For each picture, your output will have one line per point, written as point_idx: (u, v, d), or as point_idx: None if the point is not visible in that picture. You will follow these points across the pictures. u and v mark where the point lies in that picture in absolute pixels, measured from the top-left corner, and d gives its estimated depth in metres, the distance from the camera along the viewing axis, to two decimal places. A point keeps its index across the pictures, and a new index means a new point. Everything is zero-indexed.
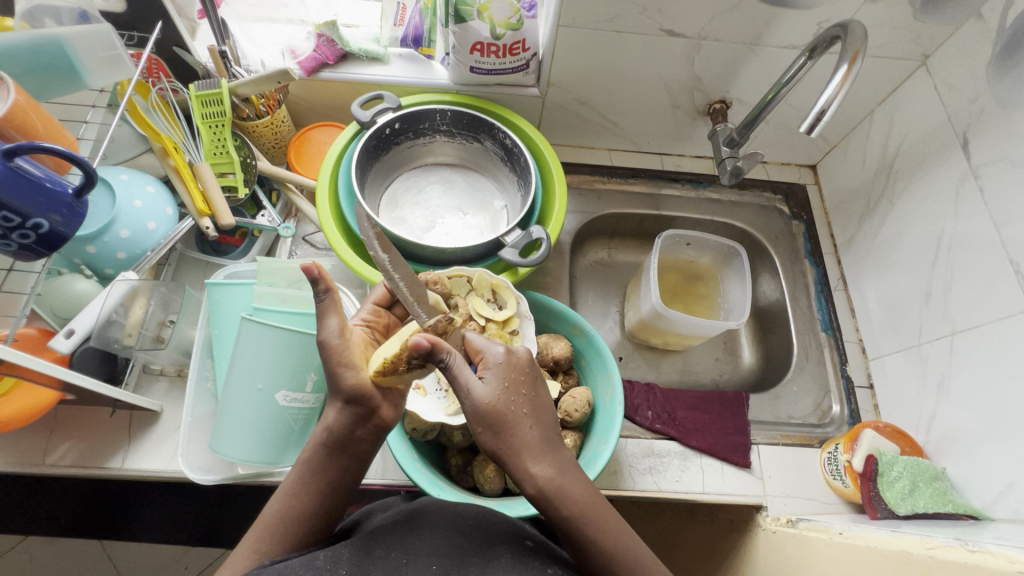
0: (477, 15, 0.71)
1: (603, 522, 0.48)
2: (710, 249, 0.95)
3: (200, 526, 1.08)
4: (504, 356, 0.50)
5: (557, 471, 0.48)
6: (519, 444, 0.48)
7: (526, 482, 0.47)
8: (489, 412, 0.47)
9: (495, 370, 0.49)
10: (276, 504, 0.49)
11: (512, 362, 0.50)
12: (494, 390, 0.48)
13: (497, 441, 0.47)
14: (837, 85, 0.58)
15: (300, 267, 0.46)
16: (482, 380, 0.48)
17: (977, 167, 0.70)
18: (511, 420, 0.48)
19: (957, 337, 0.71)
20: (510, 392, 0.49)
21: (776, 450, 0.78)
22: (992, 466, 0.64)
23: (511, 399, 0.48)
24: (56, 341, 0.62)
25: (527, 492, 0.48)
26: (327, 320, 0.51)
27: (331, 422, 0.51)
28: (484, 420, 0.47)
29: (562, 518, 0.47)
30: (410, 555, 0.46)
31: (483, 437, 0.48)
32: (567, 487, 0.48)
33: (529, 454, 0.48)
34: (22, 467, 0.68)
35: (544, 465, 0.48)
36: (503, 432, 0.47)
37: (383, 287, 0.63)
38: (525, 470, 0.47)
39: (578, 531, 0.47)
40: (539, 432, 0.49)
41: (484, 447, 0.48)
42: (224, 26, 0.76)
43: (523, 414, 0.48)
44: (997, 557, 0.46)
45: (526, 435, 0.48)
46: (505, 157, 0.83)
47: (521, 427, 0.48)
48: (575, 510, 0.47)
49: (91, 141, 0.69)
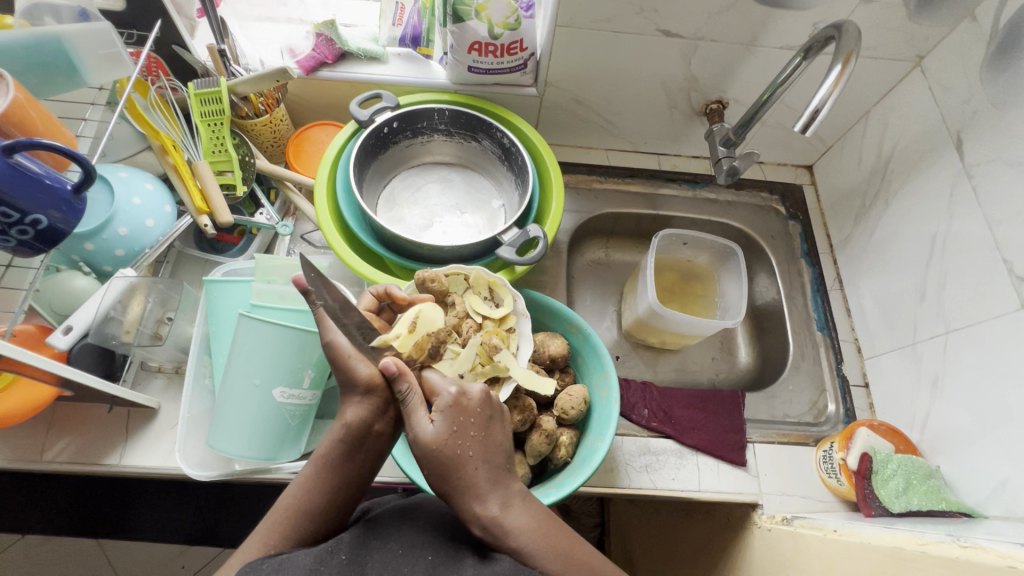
0: (475, 14, 0.72)
1: (554, 545, 0.46)
2: (707, 248, 0.95)
3: (198, 525, 1.08)
4: (452, 400, 0.50)
5: (501, 510, 0.47)
6: (466, 486, 0.47)
7: (472, 522, 0.47)
8: (435, 454, 0.48)
9: (444, 413, 0.50)
10: (289, 498, 0.49)
11: (461, 406, 0.50)
12: (441, 434, 0.48)
13: (445, 482, 0.48)
14: (831, 85, 0.59)
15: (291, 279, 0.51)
16: (432, 423, 0.49)
17: (972, 167, 0.71)
18: (459, 462, 0.48)
19: (951, 336, 0.71)
20: (458, 433, 0.49)
21: (772, 448, 0.78)
22: (987, 464, 0.64)
23: (458, 441, 0.48)
24: (55, 337, 0.61)
25: (475, 533, 0.47)
26: (329, 323, 0.53)
27: (351, 418, 0.50)
28: (431, 462, 0.48)
29: (513, 547, 0.46)
30: (404, 545, 0.46)
31: (431, 478, 0.48)
32: (512, 522, 0.47)
33: (474, 494, 0.47)
34: (18, 463, 0.67)
35: (490, 506, 0.47)
36: (450, 474, 0.48)
37: (370, 294, 0.66)
38: (471, 512, 0.47)
39: (530, 559, 0.46)
40: (487, 473, 0.48)
41: (435, 487, 0.49)
42: (223, 25, 0.77)
43: (471, 456, 0.48)
44: (989, 553, 0.46)
45: (473, 477, 0.48)
46: (502, 157, 0.84)
47: (468, 469, 0.48)
48: (524, 540, 0.46)
49: (90, 138, 0.70)
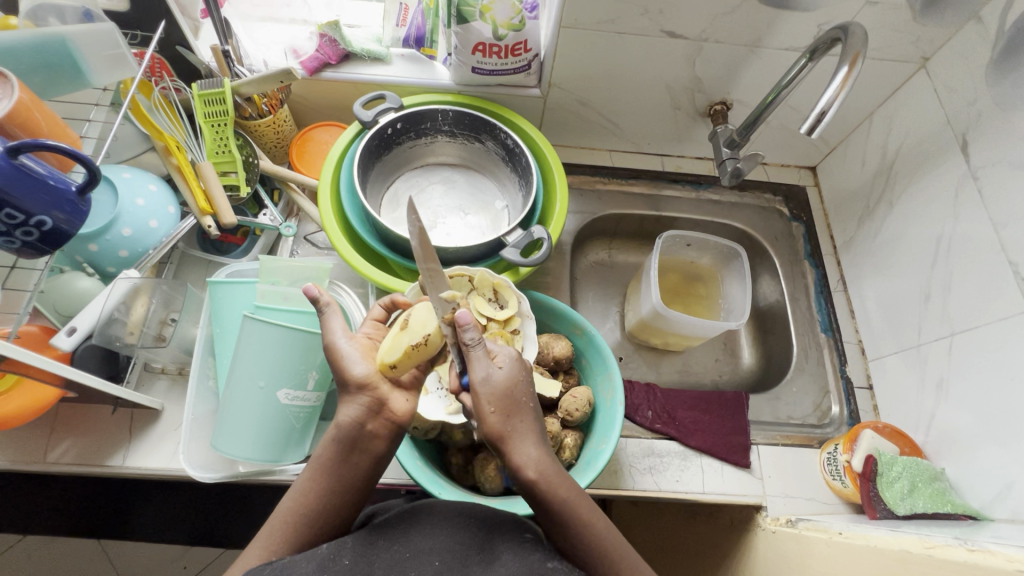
0: (479, 15, 0.72)
1: (590, 509, 0.49)
2: (710, 249, 0.95)
3: (202, 524, 1.08)
4: (516, 355, 0.53)
5: (552, 461, 0.49)
6: (524, 432, 0.49)
7: (528, 465, 0.47)
8: (504, 395, 0.49)
9: (510, 363, 0.51)
10: (288, 503, 0.49)
11: (523, 361, 0.53)
12: (511, 379, 0.50)
13: (504, 423, 0.48)
14: (838, 87, 0.59)
15: (302, 289, 0.55)
16: (500, 368, 0.50)
17: (977, 168, 0.71)
18: (520, 407, 0.50)
19: (956, 338, 0.71)
20: (523, 383, 0.51)
21: (776, 450, 0.78)
22: (992, 466, 0.64)
23: (524, 390, 0.51)
24: (57, 338, 0.61)
25: (526, 478, 0.47)
26: (332, 325, 0.55)
27: (343, 418, 0.50)
28: (498, 401, 0.48)
29: (561, 499, 0.47)
30: (411, 549, 0.46)
31: (490, 417, 0.48)
32: (561, 475, 0.49)
33: (534, 439, 0.49)
34: (21, 465, 0.67)
35: (543, 453, 0.49)
36: (510, 417, 0.49)
37: (381, 305, 0.63)
38: (529, 454, 0.48)
39: (572, 516, 0.48)
40: (539, 424, 0.51)
41: (488, 427, 0.48)
42: (227, 26, 0.76)
43: (529, 406, 0.51)
44: (997, 556, 0.46)
45: (530, 424, 0.50)
46: (506, 157, 0.83)
47: (528, 417, 0.50)
48: (572, 494, 0.48)
49: (94, 139, 0.70)
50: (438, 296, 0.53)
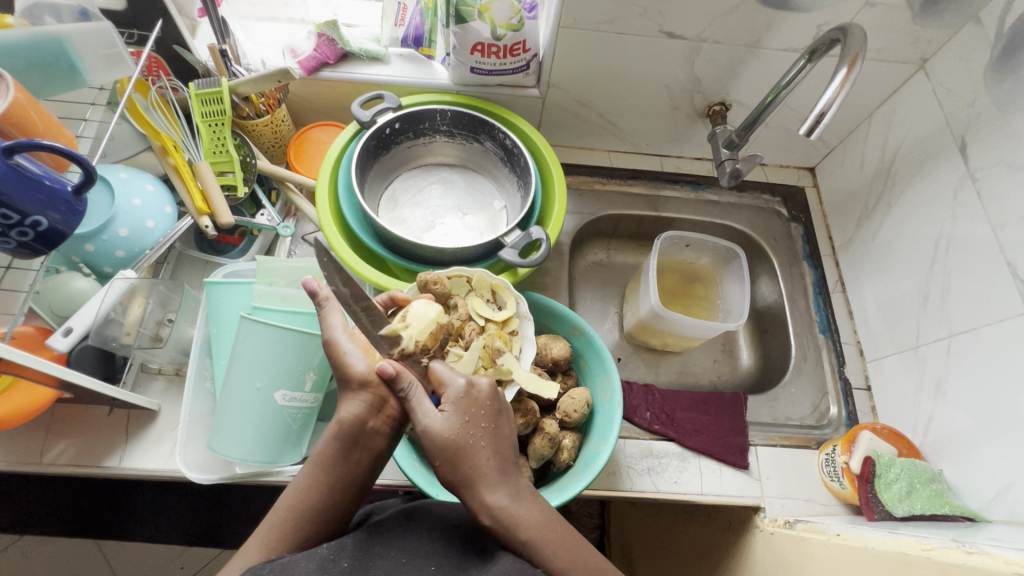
0: (478, 15, 0.72)
1: (562, 545, 0.47)
2: (709, 250, 0.95)
3: (199, 524, 1.08)
4: (463, 391, 0.51)
5: (512, 499, 0.48)
6: (474, 477, 0.48)
7: (482, 512, 0.47)
8: (445, 444, 0.48)
9: (454, 404, 0.50)
10: (288, 499, 0.48)
11: (472, 396, 0.51)
12: (452, 425, 0.49)
13: (454, 472, 0.48)
14: (837, 87, 0.58)
15: (302, 283, 0.54)
16: (442, 414, 0.50)
17: (975, 170, 0.71)
18: (469, 452, 0.48)
19: (954, 340, 0.71)
20: (469, 424, 0.49)
21: (774, 451, 0.78)
22: (990, 467, 0.64)
23: (468, 432, 0.49)
24: (55, 340, 0.61)
25: (484, 524, 0.47)
26: (331, 321, 0.55)
27: (345, 414, 0.50)
28: (442, 452, 0.48)
29: (521, 540, 0.46)
30: (408, 554, 0.46)
31: (440, 470, 0.49)
32: (523, 512, 0.47)
33: (485, 483, 0.47)
34: (17, 466, 0.67)
35: (502, 497, 0.47)
36: (458, 463, 0.48)
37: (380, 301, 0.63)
38: (481, 501, 0.47)
39: (536, 555, 0.46)
40: (496, 463, 0.49)
41: (443, 479, 0.49)
42: (224, 25, 0.76)
43: (479, 448, 0.49)
44: (995, 559, 0.46)
45: (481, 468, 0.48)
46: (505, 158, 0.83)
47: (478, 459, 0.48)
48: (533, 533, 0.47)
49: (91, 139, 0.69)
50: (378, 332, 0.56)
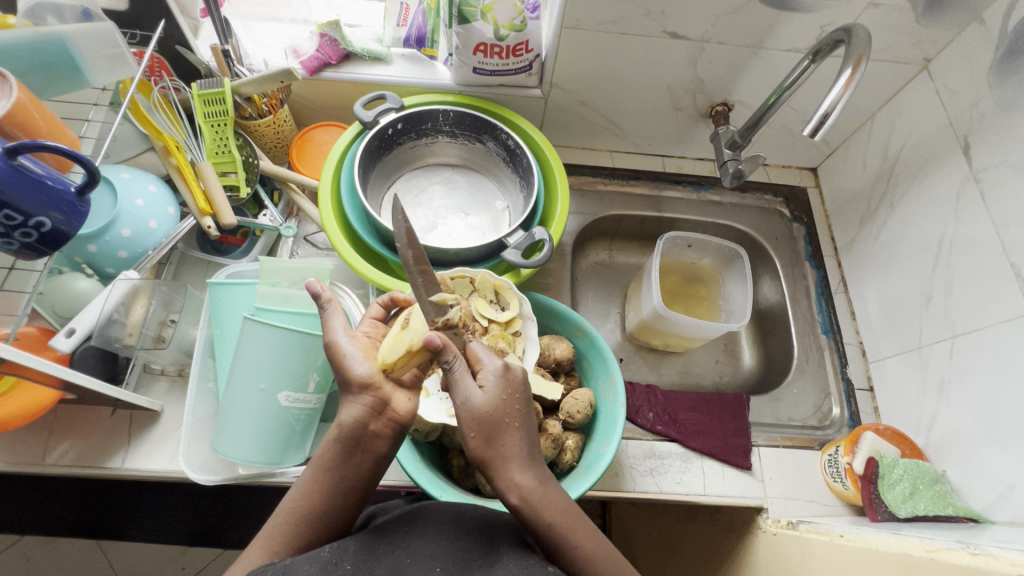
0: (481, 16, 0.72)
1: (581, 528, 0.48)
2: (711, 251, 0.95)
3: (199, 525, 1.07)
4: (502, 370, 0.51)
5: (539, 482, 0.48)
6: (508, 456, 0.47)
7: (510, 491, 0.47)
8: (483, 418, 0.47)
9: (494, 381, 0.50)
10: (290, 502, 0.48)
11: (511, 377, 0.51)
12: (492, 399, 0.48)
13: (485, 448, 0.47)
14: (841, 88, 0.58)
15: (305, 285, 0.55)
16: (481, 389, 0.49)
17: (978, 171, 0.71)
18: (505, 430, 0.48)
19: (957, 341, 0.71)
20: (509, 402, 0.49)
21: (777, 452, 0.78)
22: (993, 468, 0.64)
23: (507, 409, 0.49)
24: (57, 340, 0.62)
25: (510, 503, 0.47)
26: (333, 323, 0.55)
27: (346, 417, 0.50)
28: (478, 425, 0.47)
29: (546, 523, 0.47)
30: (413, 555, 0.46)
31: (472, 443, 0.48)
32: (548, 495, 0.48)
33: (517, 463, 0.47)
34: (20, 467, 0.67)
35: (532, 476, 0.47)
36: (492, 440, 0.48)
37: (380, 302, 0.62)
38: (512, 481, 0.47)
39: (559, 538, 0.47)
40: (528, 445, 0.49)
41: (471, 453, 0.48)
42: (227, 25, 0.76)
43: (514, 427, 0.49)
44: (999, 560, 0.46)
45: (516, 448, 0.48)
46: (507, 158, 0.83)
47: (511, 437, 0.48)
48: (558, 517, 0.47)
49: (94, 139, 0.69)
50: (427, 299, 0.56)
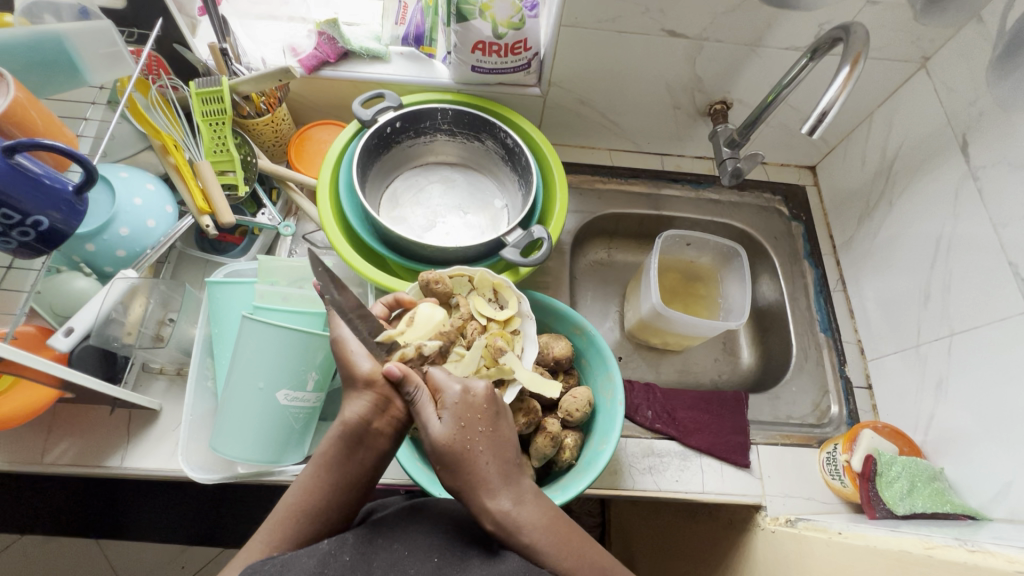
0: (479, 14, 0.71)
1: (565, 542, 0.47)
2: (710, 249, 0.95)
3: (200, 524, 1.08)
4: (459, 396, 0.51)
5: (513, 504, 0.48)
6: (478, 480, 0.48)
7: (484, 518, 0.47)
8: (444, 451, 0.48)
9: (450, 410, 0.50)
10: (289, 499, 0.48)
11: (469, 403, 0.51)
12: (449, 431, 0.49)
13: (455, 479, 0.48)
14: (839, 86, 0.58)
15: (314, 283, 0.56)
16: (440, 420, 0.50)
17: (977, 169, 0.71)
18: (472, 455, 0.49)
19: (955, 339, 0.71)
20: (466, 430, 0.49)
21: (775, 449, 0.78)
22: (991, 466, 0.64)
23: (466, 437, 0.49)
24: (56, 339, 0.61)
25: (487, 529, 0.47)
26: (339, 319, 0.56)
27: (349, 415, 0.50)
28: (442, 458, 0.49)
29: (525, 544, 0.46)
30: (410, 547, 0.46)
31: (443, 475, 0.49)
32: (523, 516, 0.47)
33: (485, 489, 0.48)
34: (19, 467, 0.67)
35: (502, 502, 0.47)
36: (459, 470, 0.48)
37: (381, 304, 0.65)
38: (484, 508, 0.47)
39: (541, 555, 0.46)
40: (498, 464, 0.49)
41: (446, 484, 0.49)
42: (224, 23, 0.76)
43: (479, 453, 0.49)
44: (997, 557, 0.46)
45: (485, 470, 0.48)
46: (505, 157, 0.83)
47: (477, 464, 0.48)
48: (535, 536, 0.47)
49: (91, 138, 0.69)
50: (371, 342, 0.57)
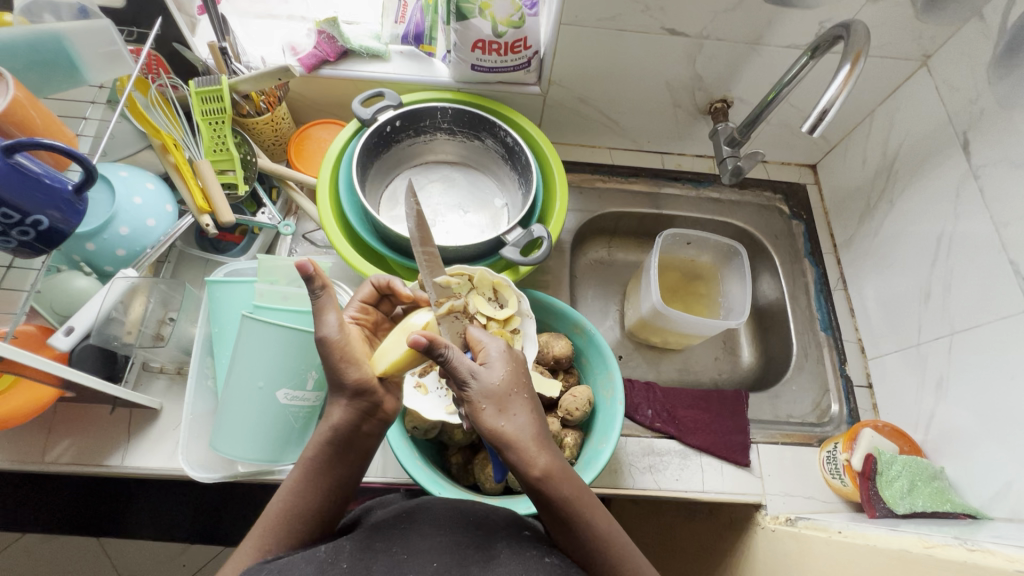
0: (478, 12, 0.71)
1: (593, 506, 0.48)
2: (710, 248, 0.95)
3: (201, 524, 1.08)
4: (504, 348, 0.52)
5: (556, 455, 0.48)
6: (521, 426, 0.47)
7: (528, 463, 0.46)
8: (494, 390, 0.48)
9: (497, 357, 0.51)
10: (279, 503, 0.49)
11: (513, 355, 0.52)
12: (499, 373, 0.49)
13: (500, 420, 0.47)
14: (840, 85, 0.58)
15: (296, 264, 0.47)
16: (486, 367, 0.50)
17: (978, 167, 0.71)
18: (516, 401, 0.49)
19: (956, 338, 0.71)
20: (514, 375, 0.50)
21: (776, 448, 0.78)
22: (993, 465, 0.64)
23: (515, 381, 0.49)
24: (56, 338, 0.61)
25: (529, 476, 0.46)
26: (326, 317, 0.52)
27: (337, 421, 0.51)
28: (489, 398, 0.48)
29: (563, 498, 0.47)
30: (410, 551, 0.45)
31: (485, 417, 0.47)
32: (565, 472, 0.48)
33: (531, 434, 0.48)
34: (21, 465, 0.67)
35: (546, 446, 0.48)
36: (505, 411, 0.48)
37: (370, 284, 0.61)
38: (531, 450, 0.47)
39: (577, 513, 0.47)
40: (538, 418, 0.49)
41: (485, 426, 0.47)
42: (224, 22, 0.76)
43: (525, 400, 0.49)
44: (997, 556, 0.46)
45: (527, 417, 0.48)
46: (505, 155, 0.83)
47: (523, 410, 0.48)
48: (573, 491, 0.47)
49: (91, 137, 0.69)
50: (432, 280, 0.57)
